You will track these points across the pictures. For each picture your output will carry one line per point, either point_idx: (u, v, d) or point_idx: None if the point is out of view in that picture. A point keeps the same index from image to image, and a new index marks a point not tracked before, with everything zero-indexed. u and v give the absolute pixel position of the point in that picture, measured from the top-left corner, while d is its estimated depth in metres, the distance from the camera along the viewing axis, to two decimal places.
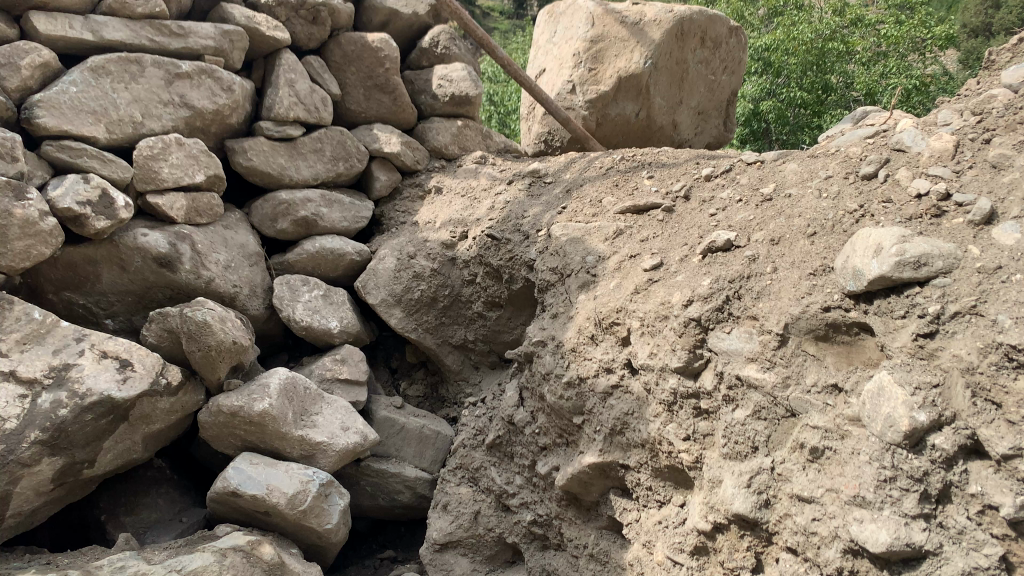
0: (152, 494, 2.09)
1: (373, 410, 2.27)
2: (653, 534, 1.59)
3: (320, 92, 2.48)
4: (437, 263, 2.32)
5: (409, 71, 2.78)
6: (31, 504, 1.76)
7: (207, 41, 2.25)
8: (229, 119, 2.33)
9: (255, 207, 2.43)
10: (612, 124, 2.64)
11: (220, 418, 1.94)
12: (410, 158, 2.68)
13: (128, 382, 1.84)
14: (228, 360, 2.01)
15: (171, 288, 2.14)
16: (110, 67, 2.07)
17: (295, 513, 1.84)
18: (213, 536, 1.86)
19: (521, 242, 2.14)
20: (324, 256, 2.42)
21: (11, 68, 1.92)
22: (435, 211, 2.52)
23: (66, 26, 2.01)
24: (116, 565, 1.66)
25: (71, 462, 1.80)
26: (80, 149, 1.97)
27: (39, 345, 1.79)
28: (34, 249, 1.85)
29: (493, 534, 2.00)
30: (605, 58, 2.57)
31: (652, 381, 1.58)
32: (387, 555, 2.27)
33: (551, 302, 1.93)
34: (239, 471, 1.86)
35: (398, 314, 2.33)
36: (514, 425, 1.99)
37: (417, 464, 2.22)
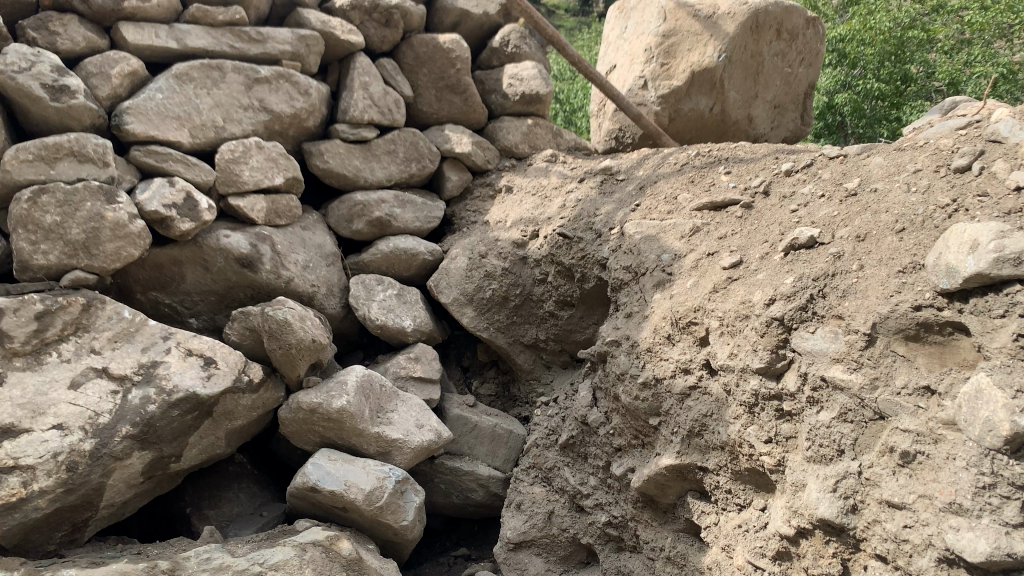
0: (233, 489, 2.15)
1: (446, 408, 2.29)
2: (732, 537, 1.56)
3: (392, 94, 2.51)
4: (509, 262, 2.31)
5: (480, 71, 2.79)
6: (122, 496, 1.83)
7: (285, 45, 2.30)
8: (306, 122, 2.38)
9: (331, 209, 2.48)
10: (685, 120, 2.61)
11: (300, 414, 1.98)
12: (481, 158, 2.69)
13: (212, 379, 1.90)
14: (307, 358, 2.05)
15: (253, 288, 2.20)
16: (193, 74, 2.14)
17: (372, 509, 1.87)
18: (293, 531, 1.90)
19: (593, 240, 2.12)
20: (397, 255, 2.45)
21: (103, 77, 2.00)
22: (506, 211, 2.52)
23: (153, 36, 2.09)
24: (202, 557, 1.72)
25: (159, 456, 1.86)
26: (166, 154, 2.04)
27: (128, 343, 1.88)
28: (124, 251, 1.93)
29: (567, 534, 1.99)
30: (678, 53, 2.53)
31: (732, 382, 1.55)
32: (461, 553, 2.29)
33: (626, 301, 1.91)
34: (318, 467, 1.89)
35: (469, 313, 2.34)
36: (588, 426, 1.98)
37: (490, 462, 2.22)
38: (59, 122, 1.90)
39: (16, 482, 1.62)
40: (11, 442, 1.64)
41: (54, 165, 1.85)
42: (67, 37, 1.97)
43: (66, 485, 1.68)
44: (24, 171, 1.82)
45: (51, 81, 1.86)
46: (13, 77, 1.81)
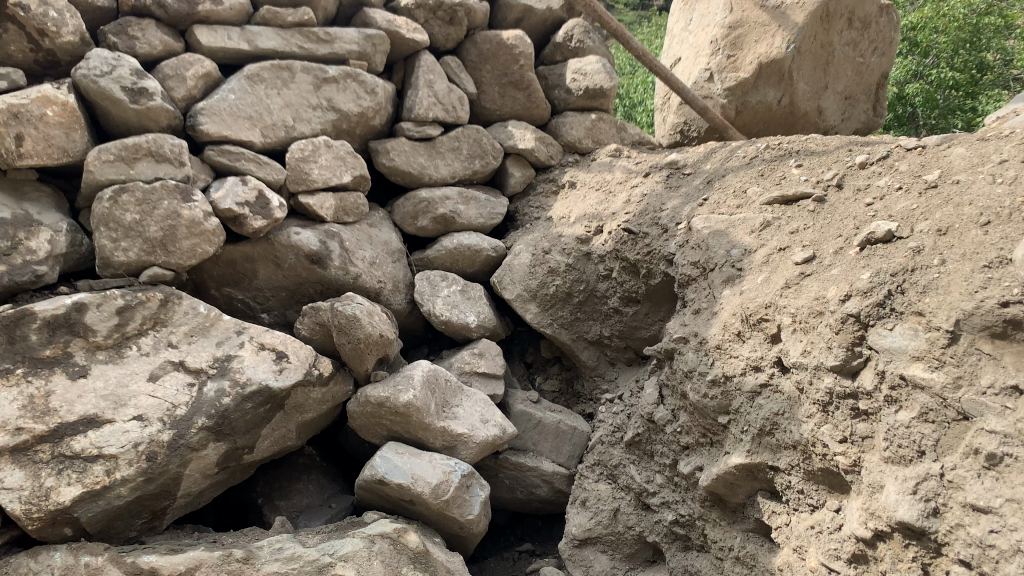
0: (303, 480, 2.20)
1: (510, 403, 2.30)
2: (805, 539, 1.52)
3: (457, 91, 2.52)
4: (573, 258, 2.30)
5: (543, 67, 2.78)
6: (198, 485, 1.89)
7: (352, 45, 2.33)
8: (372, 120, 2.41)
9: (397, 206, 2.51)
10: (752, 112, 2.56)
11: (368, 408, 2.01)
12: (544, 153, 2.68)
13: (284, 373, 1.95)
14: (375, 352, 2.08)
15: (322, 284, 2.24)
16: (264, 75, 2.18)
17: (438, 503, 1.88)
18: (361, 523, 1.93)
19: (659, 236, 2.08)
20: (462, 252, 2.45)
21: (178, 79, 2.06)
22: (569, 206, 2.51)
23: (225, 38, 2.15)
24: (275, 546, 1.76)
25: (233, 448, 1.90)
26: (239, 153, 2.09)
27: (204, 337, 1.94)
28: (199, 248, 1.99)
29: (632, 532, 1.98)
30: (745, 44, 2.49)
31: (805, 381, 1.52)
32: (525, 548, 2.29)
33: (693, 297, 1.88)
34: (386, 460, 1.92)
35: (534, 309, 2.35)
36: (654, 423, 1.96)
37: (554, 459, 2.22)
38: (138, 123, 1.97)
39: (100, 471, 1.69)
40: (95, 432, 1.70)
41: (133, 165, 1.92)
42: (145, 41, 2.04)
43: (147, 474, 1.74)
44: (106, 171, 1.90)
45: (131, 84, 1.93)
46: (95, 81, 1.88)
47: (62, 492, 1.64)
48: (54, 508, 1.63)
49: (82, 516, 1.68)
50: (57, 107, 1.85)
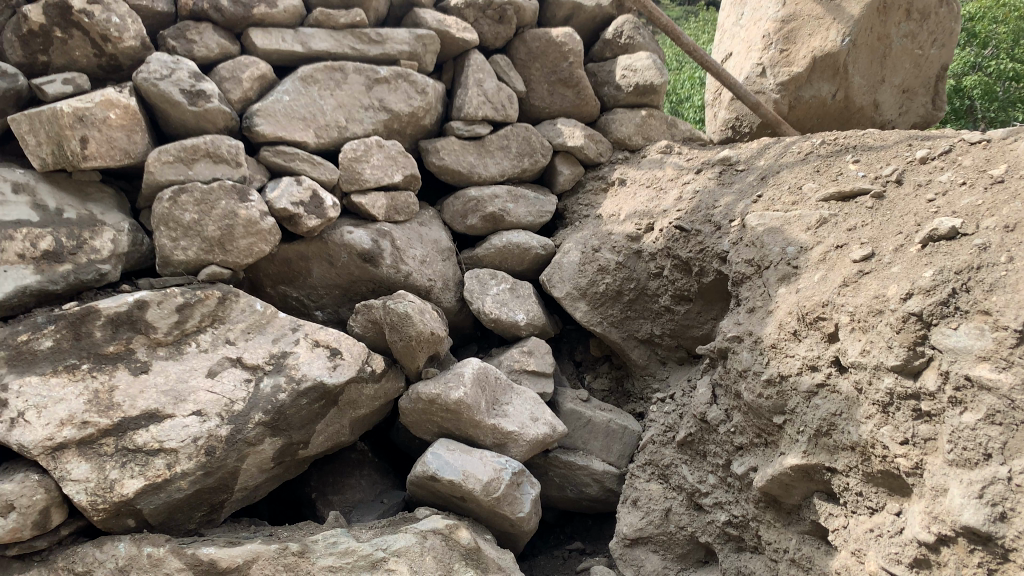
0: (356, 476, 2.23)
1: (560, 402, 2.30)
2: (864, 542, 1.49)
3: (506, 90, 2.53)
4: (623, 256, 2.29)
5: (592, 64, 2.77)
6: (255, 480, 1.92)
7: (403, 46, 2.35)
8: (423, 120, 2.43)
9: (446, 204, 2.53)
10: (806, 107, 2.51)
11: (419, 405, 2.03)
12: (594, 150, 2.66)
13: (338, 369, 1.98)
14: (427, 350, 2.10)
15: (374, 282, 2.27)
16: (318, 76, 2.22)
17: (490, 500, 1.89)
18: (413, 518, 1.94)
19: (712, 233, 2.06)
20: (511, 250, 2.45)
21: (235, 81, 2.11)
22: (619, 204, 2.49)
23: (279, 40, 2.18)
24: (329, 540, 1.79)
25: (288, 443, 1.94)
26: (293, 154, 2.13)
27: (261, 334, 1.98)
28: (255, 247, 2.03)
29: (684, 533, 1.96)
30: (798, 38, 2.44)
31: (864, 381, 1.49)
32: (575, 547, 2.29)
33: (747, 295, 1.86)
34: (437, 456, 1.93)
35: (583, 307, 2.34)
36: (707, 423, 1.94)
37: (604, 458, 2.21)
38: (196, 125, 2.02)
39: (161, 464, 1.73)
40: (156, 426, 1.75)
41: (192, 166, 1.97)
42: (203, 44, 2.08)
43: (206, 467, 1.78)
44: (166, 172, 1.95)
45: (189, 87, 1.97)
46: (155, 85, 1.93)
47: (126, 484, 1.69)
48: (118, 500, 1.68)
49: (144, 508, 1.73)
50: (120, 110, 1.90)
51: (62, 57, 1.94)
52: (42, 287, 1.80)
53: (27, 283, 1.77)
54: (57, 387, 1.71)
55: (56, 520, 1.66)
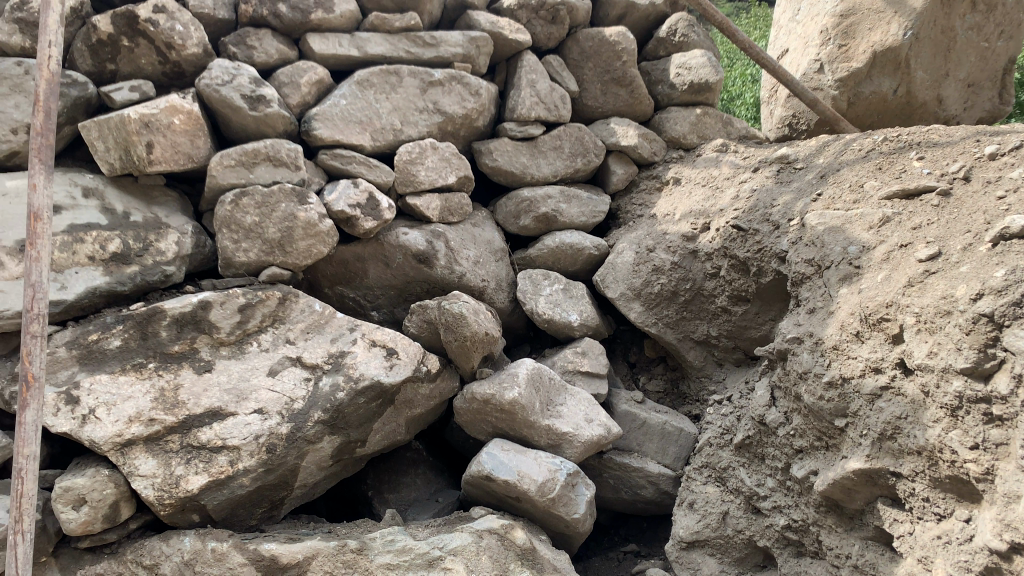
0: (411, 474, 2.26)
1: (614, 403, 2.29)
2: (931, 549, 1.45)
3: (559, 90, 2.53)
4: (679, 256, 2.27)
5: (646, 62, 2.74)
6: (314, 477, 1.96)
7: (457, 48, 2.37)
8: (476, 122, 2.44)
9: (500, 205, 2.54)
10: (865, 104, 2.46)
11: (474, 405, 2.04)
12: (647, 150, 2.63)
13: (394, 369, 2.00)
14: (481, 351, 2.11)
15: (428, 283, 2.29)
16: (373, 80, 2.24)
17: (545, 501, 1.89)
18: (469, 518, 1.96)
19: (770, 233, 2.03)
20: (564, 250, 2.44)
21: (293, 86, 2.15)
22: (674, 203, 2.47)
23: (336, 45, 2.22)
24: (387, 538, 1.81)
25: (346, 441, 1.97)
26: (350, 157, 2.17)
27: (319, 334, 2.02)
28: (314, 248, 2.07)
29: (742, 536, 1.93)
30: (857, 33, 2.39)
31: (931, 384, 1.45)
32: (630, 549, 2.28)
33: (807, 296, 1.82)
34: (492, 456, 1.94)
35: (637, 308, 2.33)
36: (766, 426, 1.91)
37: (660, 460, 2.19)
38: (256, 129, 2.06)
39: (224, 460, 1.77)
40: (219, 424, 1.80)
41: (253, 170, 2.02)
42: (262, 50, 2.13)
43: (267, 465, 1.82)
44: (228, 175, 2.00)
45: (249, 92, 2.01)
46: (217, 90, 1.98)
47: (191, 480, 1.74)
48: (183, 495, 1.73)
49: (208, 503, 1.77)
50: (183, 115, 1.95)
51: (129, 65, 2.01)
52: (111, 288, 1.85)
53: (97, 284, 1.83)
54: (125, 385, 1.76)
55: (124, 514, 1.72)
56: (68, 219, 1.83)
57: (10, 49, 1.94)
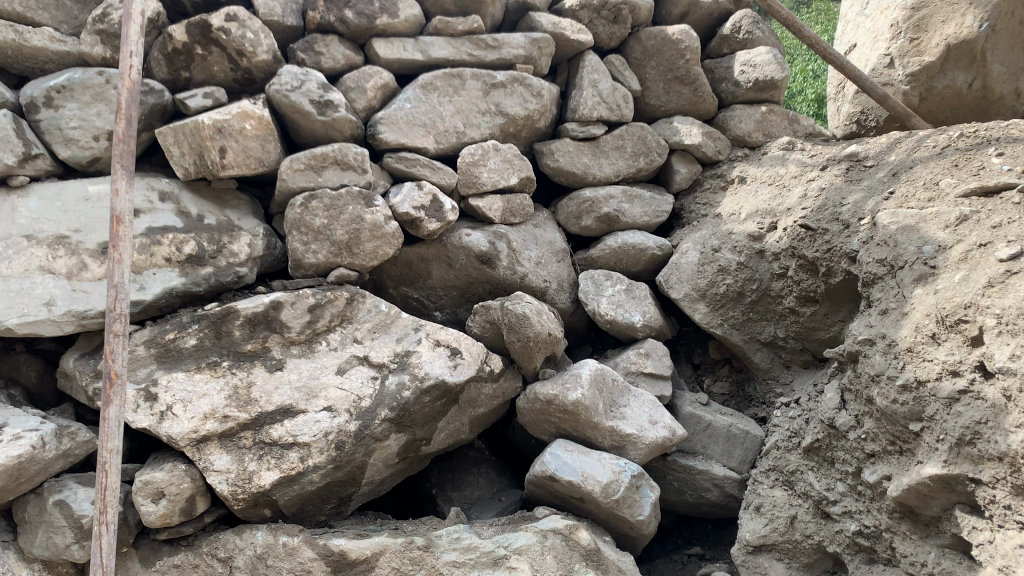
0: (474, 473, 2.28)
1: (678, 405, 2.27)
2: (1013, 558, 1.40)
3: (621, 90, 2.52)
4: (745, 256, 2.24)
5: (709, 60, 2.71)
6: (381, 474, 1.99)
7: (519, 50, 2.38)
8: (538, 123, 2.45)
9: (561, 206, 2.54)
10: (938, 99, 2.39)
11: (537, 405, 2.05)
12: (712, 148, 2.59)
13: (458, 369, 2.02)
14: (544, 351, 2.12)
15: (491, 284, 2.31)
16: (437, 83, 2.27)
17: (609, 502, 1.88)
18: (533, 517, 1.96)
19: (840, 232, 1.99)
20: (626, 250, 2.42)
21: (360, 91, 2.20)
22: (740, 203, 2.43)
23: (401, 49, 2.26)
24: (453, 536, 1.83)
25: (412, 440, 2.00)
26: (414, 159, 2.19)
27: (385, 333, 2.05)
28: (380, 250, 2.10)
29: (811, 541, 1.90)
30: (930, 25, 2.32)
31: (1014, 388, 1.41)
32: (695, 552, 2.26)
33: (880, 297, 1.78)
34: (556, 456, 1.94)
35: (702, 309, 2.31)
36: (836, 429, 1.87)
37: (725, 463, 2.17)
38: (324, 133, 2.10)
39: (295, 457, 1.82)
40: (290, 421, 1.84)
41: (321, 173, 2.07)
42: (330, 56, 2.18)
43: (336, 462, 1.85)
44: (297, 179, 2.05)
45: (318, 97, 2.06)
46: (287, 96, 2.03)
47: (263, 476, 1.78)
48: (256, 490, 1.77)
49: (280, 499, 1.82)
50: (254, 121, 2.00)
51: (202, 72, 2.07)
52: (187, 288, 1.92)
53: (173, 284, 1.90)
54: (200, 383, 1.82)
55: (201, 508, 1.78)
56: (147, 222, 1.90)
57: (92, 60, 2.02)
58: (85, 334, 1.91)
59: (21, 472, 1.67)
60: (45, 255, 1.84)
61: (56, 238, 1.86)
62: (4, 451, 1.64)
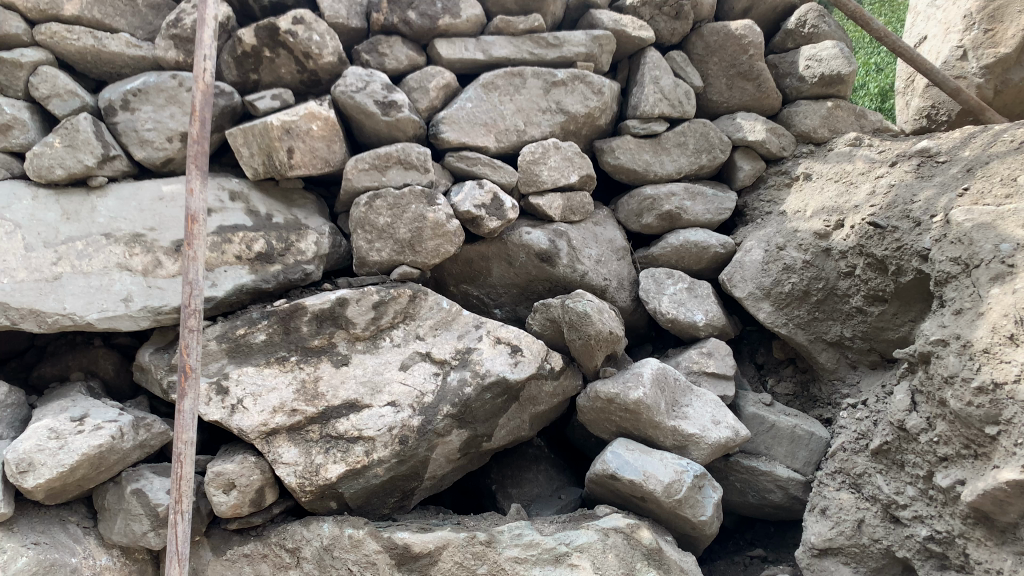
0: (533, 470, 2.30)
1: (741, 405, 2.25)
2: None
3: (683, 86, 2.49)
4: (811, 254, 2.20)
5: (773, 55, 2.66)
6: (443, 469, 2.02)
7: (580, 48, 2.38)
8: (598, 120, 2.44)
9: (621, 204, 2.52)
10: (1015, 91, 2.32)
11: (598, 403, 2.05)
12: (776, 145, 2.55)
13: (519, 366, 2.03)
14: (605, 350, 2.11)
15: (551, 282, 2.32)
16: (498, 82, 2.29)
17: (671, 502, 1.87)
18: (594, 515, 1.96)
19: (911, 230, 1.94)
20: (688, 248, 2.40)
21: (422, 91, 2.23)
22: (805, 200, 2.39)
23: (463, 49, 2.28)
24: (514, 533, 1.84)
25: (474, 435, 2.02)
26: (475, 159, 2.21)
27: (447, 330, 2.07)
28: (442, 248, 2.12)
29: (879, 546, 1.86)
30: (1006, 16, 2.25)
31: None
32: (757, 554, 2.23)
33: (953, 296, 1.73)
34: (617, 455, 1.94)
35: (767, 308, 2.27)
36: (906, 432, 1.82)
37: (789, 464, 2.13)
38: (388, 133, 2.14)
39: (360, 451, 1.85)
40: (356, 415, 1.88)
41: (385, 173, 2.10)
42: (393, 57, 2.21)
43: (399, 456, 1.89)
44: (362, 178, 2.09)
45: (382, 98, 2.09)
46: (352, 97, 2.07)
47: (329, 468, 1.82)
48: (323, 483, 1.82)
49: (345, 491, 1.86)
50: (321, 122, 2.04)
51: (270, 74, 2.12)
52: (256, 285, 1.97)
53: (243, 281, 1.95)
54: (269, 377, 1.87)
55: (269, 499, 1.84)
56: (218, 220, 1.96)
57: (166, 63, 2.10)
58: (160, 329, 1.98)
59: (101, 461, 1.74)
60: (122, 253, 1.91)
61: (133, 236, 1.93)
62: (86, 440, 1.71)
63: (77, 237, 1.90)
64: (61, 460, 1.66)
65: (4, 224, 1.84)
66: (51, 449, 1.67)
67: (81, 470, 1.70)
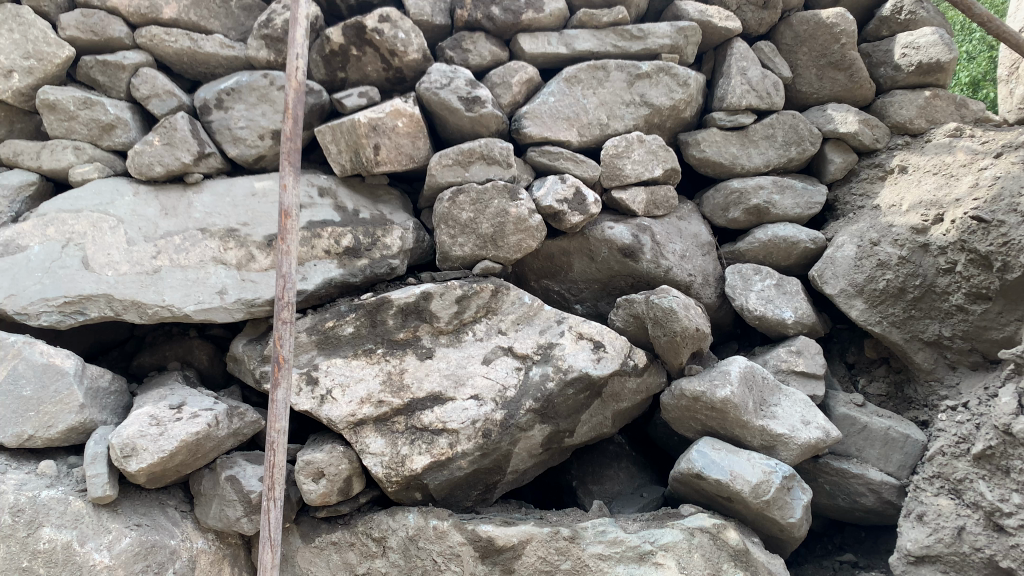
0: (614, 467, 2.29)
1: (832, 406, 2.18)
2: None
3: (771, 77, 2.42)
4: (907, 250, 2.12)
5: (866, 44, 2.57)
6: (525, 464, 2.02)
7: (665, 39, 2.33)
8: (683, 113, 2.40)
9: (707, 198, 2.48)
10: None
11: (683, 401, 2.02)
12: (869, 137, 2.45)
13: (602, 361, 2.02)
14: (691, 346, 2.07)
15: (633, 277, 2.29)
16: (581, 76, 2.28)
17: (759, 502, 1.83)
18: (678, 515, 1.94)
19: (1020, 224, 1.88)
20: (777, 244, 2.33)
21: (505, 86, 2.23)
22: (901, 194, 2.29)
23: (546, 44, 2.27)
24: (597, 529, 1.84)
25: (556, 431, 2.01)
26: (557, 153, 2.20)
27: (530, 325, 2.07)
28: (524, 243, 2.12)
29: (981, 555, 1.77)
30: None
31: None
32: (847, 559, 2.17)
33: None
34: (703, 454, 1.91)
35: (859, 306, 2.20)
36: (1014, 435, 1.75)
37: (882, 467, 2.06)
38: (471, 128, 2.14)
39: (444, 442, 1.87)
40: (440, 407, 1.90)
41: (468, 168, 2.11)
42: (476, 53, 2.22)
43: (482, 449, 1.89)
44: (446, 174, 2.11)
45: (466, 94, 2.09)
46: (436, 93, 2.09)
47: (415, 460, 1.85)
48: (409, 474, 1.84)
49: (430, 483, 1.88)
50: (406, 119, 2.06)
51: (357, 72, 2.16)
52: (345, 279, 2.01)
53: (332, 275, 2.00)
54: (357, 368, 1.92)
55: (356, 488, 1.88)
56: (308, 216, 2.01)
57: (258, 63, 2.15)
58: (252, 321, 2.04)
59: (198, 447, 1.80)
60: (217, 248, 1.97)
61: (227, 231, 1.99)
62: (184, 427, 1.77)
63: (175, 232, 1.97)
64: (162, 445, 1.72)
65: (108, 219, 1.94)
66: (152, 436, 1.72)
67: (180, 456, 1.76)
